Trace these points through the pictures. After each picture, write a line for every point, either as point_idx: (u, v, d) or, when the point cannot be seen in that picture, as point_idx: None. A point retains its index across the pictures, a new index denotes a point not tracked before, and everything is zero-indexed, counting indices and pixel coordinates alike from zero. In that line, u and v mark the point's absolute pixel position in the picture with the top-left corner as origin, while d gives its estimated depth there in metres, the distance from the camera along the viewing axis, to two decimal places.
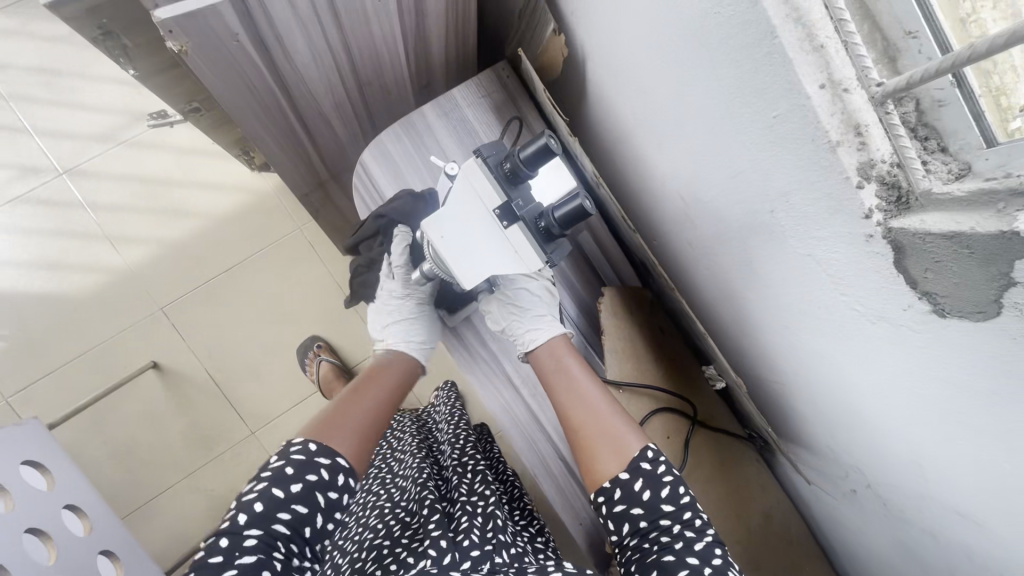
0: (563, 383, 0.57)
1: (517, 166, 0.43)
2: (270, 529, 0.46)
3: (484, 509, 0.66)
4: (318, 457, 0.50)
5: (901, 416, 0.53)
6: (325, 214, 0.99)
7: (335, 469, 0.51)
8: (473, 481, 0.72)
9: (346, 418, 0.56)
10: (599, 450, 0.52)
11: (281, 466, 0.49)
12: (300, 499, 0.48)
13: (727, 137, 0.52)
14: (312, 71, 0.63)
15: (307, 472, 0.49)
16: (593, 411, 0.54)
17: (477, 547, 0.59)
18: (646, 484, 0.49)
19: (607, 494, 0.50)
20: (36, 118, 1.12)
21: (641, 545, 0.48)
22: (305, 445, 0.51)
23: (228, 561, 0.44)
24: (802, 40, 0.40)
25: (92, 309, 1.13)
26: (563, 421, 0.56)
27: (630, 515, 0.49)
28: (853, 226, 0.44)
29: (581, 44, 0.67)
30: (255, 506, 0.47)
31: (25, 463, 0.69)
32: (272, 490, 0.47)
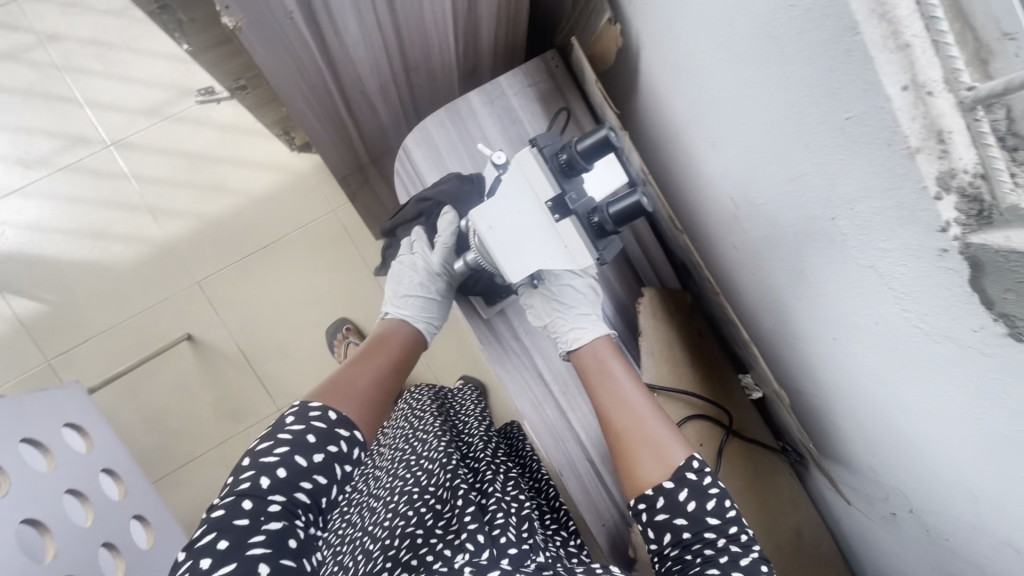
0: (605, 385, 0.56)
1: (573, 159, 0.41)
2: (293, 496, 0.46)
3: (519, 509, 0.65)
4: (336, 428, 0.50)
5: (958, 442, 0.50)
6: (362, 197, 0.99)
7: (353, 441, 0.51)
8: (505, 481, 0.72)
9: (356, 383, 0.55)
10: (642, 455, 0.50)
11: (303, 433, 0.48)
12: (322, 469, 0.48)
13: (790, 138, 0.50)
14: (360, 52, 0.63)
15: (328, 443, 0.49)
16: (636, 416, 0.53)
17: (513, 545, 0.58)
18: (692, 494, 0.48)
19: (650, 501, 0.49)
20: (87, 90, 1.14)
21: (682, 557, 0.47)
22: (324, 412, 0.50)
23: (253, 526, 0.43)
24: (888, 37, 0.37)
25: (132, 279, 1.16)
26: (603, 424, 0.55)
27: (672, 525, 0.48)
28: (926, 238, 0.42)
29: (636, 34, 0.64)
30: (278, 472, 0.46)
31: (66, 426, 0.71)
32: (295, 457, 0.47)
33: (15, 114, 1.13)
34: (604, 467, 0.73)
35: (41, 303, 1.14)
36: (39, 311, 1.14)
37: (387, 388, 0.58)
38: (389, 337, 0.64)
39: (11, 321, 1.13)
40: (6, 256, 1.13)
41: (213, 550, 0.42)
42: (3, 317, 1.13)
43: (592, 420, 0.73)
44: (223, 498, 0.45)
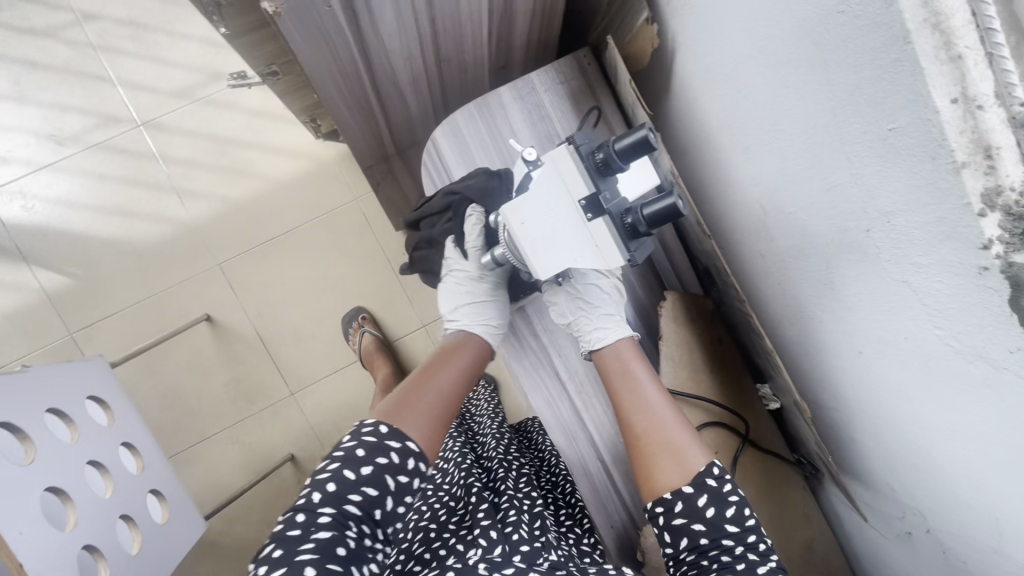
0: (626, 388, 0.56)
1: (610, 158, 0.41)
2: (344, 508, 0.45)
3: (532, 508, 0.67)
4: (388, 440, 0.48)
5: (983, 464, 0.49)
6: (385, 188, 1.00)
7: (406, 453, 0.48)
8: (518, 479, 0.72)
9: (417, 400, 0.53)
10: (660, 459, 0.50)
11: (353, 447, 0.47)
12: (372, 481, 0.46)
13: (828, 147, 0.49)
14: (395, 42, 0.63)
15: (379, 455, 0.47)
16: (658, 420, 0.53)
17: (526, 542, 0.62)
18: (711, 500, 0.48)
19: (667, 505, 0.49)
20: (120, 69, 1.16)
21: (699, 563, 0.47)
22: (376, 427, 0.48)
23: (304, 536, 0.43)
24: (939, 48, 0.36)
25: (156, 258, 1.17)
26: (622, 426, 0.55)
27: (689, 530, 0.48)
28: (965, 255, 0.41)
29: (674, 35, 0.64)
30: (329, 486, 0.45)
31: (90, 398, 0.72)
32: (344, 471, 0.45)
33: (48, 90, 1.15)
34: (614, 468, 0.73)
35: (66, 277, 1.16)
36: (65, 285, 1.16)
37: (446, 407, 0.55)
38: (450, 354, 0.62)
39: (37, 293, 1.15)
40: (34, 229, 1.15)
41: (270, 558, 0.42)
42: (29, 289, 1.15)
43: (605, 420, 0.73)
44: (285, 514, 0.45)
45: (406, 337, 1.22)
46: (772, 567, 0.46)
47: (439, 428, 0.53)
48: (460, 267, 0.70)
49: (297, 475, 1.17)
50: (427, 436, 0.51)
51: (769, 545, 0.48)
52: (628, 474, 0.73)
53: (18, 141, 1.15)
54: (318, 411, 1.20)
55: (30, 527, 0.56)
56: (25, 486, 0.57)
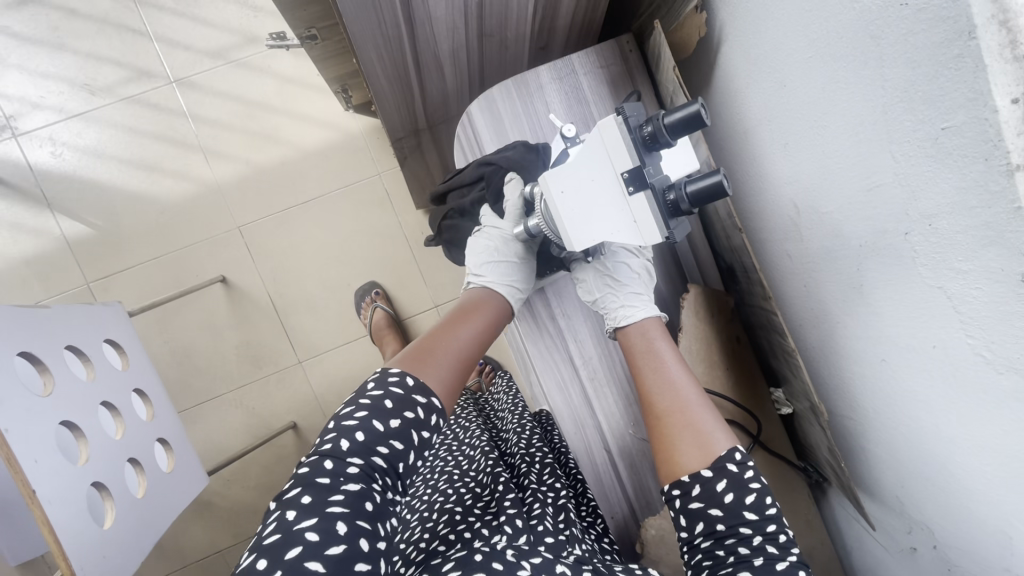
0: (648, 365, 0.57)
1: (658, 132, 0.39)
2: (371, 460, 0.44)
3: (556, 500, 0.66)
4: (414, 394, 0.48)
5: (1003, 481, 0.48)
6: (411, 163, 1.00)
7: (431, 408, 0.48)
8: (541, 469, 0.71)
9: (440, 355, 0.53)
10: (678, 439, 0.51)
11: (381, 398, 0.47)
12: (399, 435, 0.46)
13: (875, 144, 0.48)
14: (441, 10, 0.62)
15: (406, 409, 0.47)
16: (680, 400, 0.53)
17: (551, 534, 0.60)
18: (730, 486, 0.47)
19: (685, 488, 0.49)
20: (157, 24, 1.16)
21: (714, 550, 0.47)
22: (402, 378, 0.48)
23: (333, 486, 0.42)
24: (1006, 45, 0.35)
25: (178, 215, 1.18)
26: (644, 407, 0.56)
27: (705, 514, 0.48)
28: (1009, 261, 0.40)
29: (721, 26, 0.63)
30: (357, 435, 0.44)
31: (106, 341, 0.73)
32: (372, 421, 0.45)
33: (85, 40, 1.15)
34: (619, 458, 0.73)
35: (87, 227, 1.16)
36: (85, 234, 1.16)
37: (464, 365, 0.55)
38: (474, 311, 0.61)
39: (58, 240, 1.16)
40: (60, 176, 1.16)
41: (297, 503, 0.41)
42: (50, 235, 1.16)
43: (615, 411, 0.73)
44: (308, 457, 0.45)
45: (417, 315, 1.22)
46: (792, 561, 0.45)
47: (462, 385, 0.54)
48: (490, 227, 0.70)
49: (298, 442, 1.18)
50: (449, 394, 0.51)
51: (791, 539, 0.47)
52: (633, 465, 0.72)
53: (50, 88, 1.16)
54: (323, 381, 1.20)
55: (45, 455, 0.56)
56: (41, 416, 0.57)
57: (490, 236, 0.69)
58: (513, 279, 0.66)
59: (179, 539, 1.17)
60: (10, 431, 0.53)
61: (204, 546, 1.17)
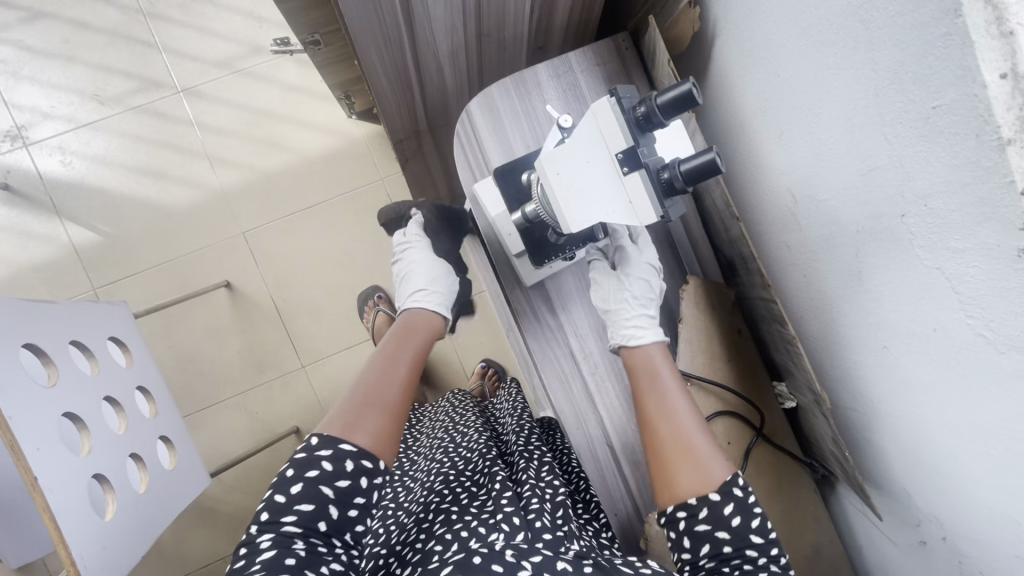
0: (652, 388, 0.59)
1: (652, 112, 0.40)
2: (282, 531, 0.48)
3: (554, 497, 0.65)
4: (318, 451, 0.51)
5: (1008, 463, 0.48)
6: (413, 166, 1.01)
7: (340, 456, 0.51)
8: (538, 469, 0.70)
9: (361, 401, 0.57)
10: (676, 462, 0.53)
11: (283, 471, 0.51)
12: (305, 498, 0.49)
13: (869, 129, 0.49)
14: (440, 9, 0.64)
15: (308, 469, 0.50)
16: (682, 426, 0.55)
17: (549, 531, 0.59)
18: (737, 509, 0.50)
19: (692, 511, 0.50)
20: (166, 37, 1.19)
21: (719, 569, 0.49)
22: (308, 440, 0.52)
23: (250, 561, 0.46)
24: (993, 22, 0.36)
25: (183, 221, 1.20)
26: (646, 430, 0.57)
27: (712, 536, 0.50)
28: (1005, 236, 0.40)
29: (714, 21, 0.64)
30: (263, 515, 0.49)
31: (110, 339, 0.74)
32: (275, 495, 0.49)
33: (95, 52, 1.18)
34: (621, 452, 0.72)
35: (94, 234, 1.18)
36: (93, 240, 1.18)
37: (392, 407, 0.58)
38: (400, 350, 0.66)
39: (66, 247, 1.18)
40: (69, 185, 1.18)
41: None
42: (59, 242, 1.18)
43: (618, 407, 0.73)
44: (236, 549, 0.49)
45: None
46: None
47: (389, 422, 0.57)
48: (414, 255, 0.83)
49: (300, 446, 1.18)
50: (372, 435, 0.54)
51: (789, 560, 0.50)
52: (636, 462, 0.72)
53: (61, 98, 1.18)
54: (326, 386, 1.20)
55: (48, 444, 0.56)
56: (45, 407, 0.58)
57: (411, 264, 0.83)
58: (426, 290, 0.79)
59: (180, 545, 1.16)
60: (15, 420, 0.54)
61: (205, 552, 1.16)
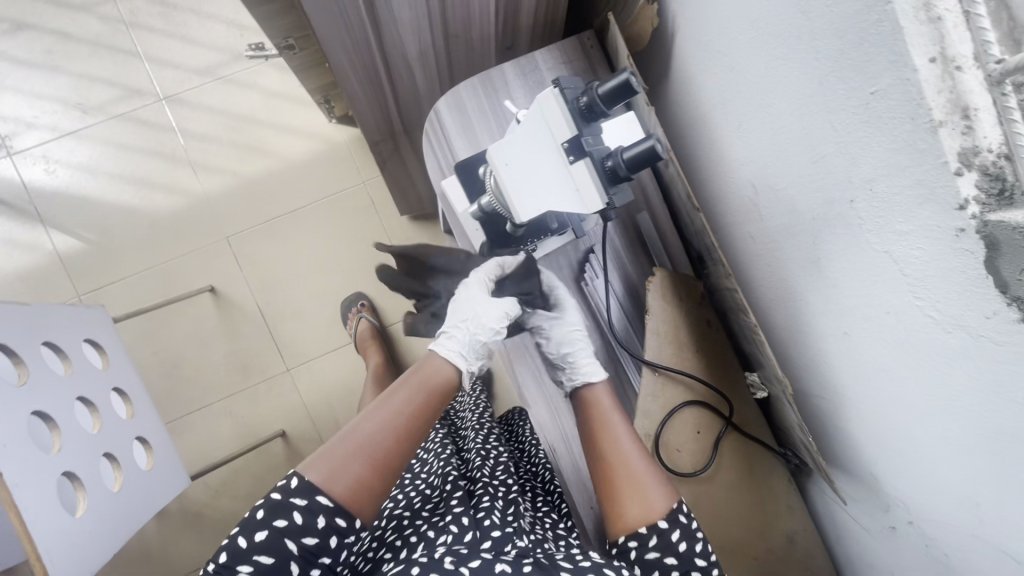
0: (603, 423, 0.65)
1: (593, 101, 0.42)
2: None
3: (506, 494, 0.66)
4: (291, 498, 0.52)
5: (964, 443, 0.48)
6: (391, 167, 1.02)
7: (312, 510, 0.52)
8: (493, 466, 0.72)
9: (348, 448, 0.56)
10: (623, 495, 0.59)
11: (253, 513, 0.52)
12: (267, 550, 0.50)
13: (817, 117, 0.50)
14: (404, 11, 0.65)
15: (275, 519, 0.51)
16: (630, 460, 0.60)
17: (497, 528, 0.60)
18: (683, 535, 0.56)
19: (642, 539, 0.56)
20: (148, 46, 1.21)
21: None
22: (286, 484, 0.53)
23: None
24: (919, 8, 0.37)
25: (167, 227, 1.21)
26: (599, 461, 0.62)
27: (661, 562, 0.55)
28: (943, 216, 0.41)
29: (673, 16, 0.66)
30: (222, 556, 0.50)
31: (86, 341, 0.74)
32: (238, 538, 0.51)
33: (78, 62, 1.20)
34: None
35: (78, 241, 1.19)
36: (77, 247, 1.19)
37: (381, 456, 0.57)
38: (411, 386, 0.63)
39: (50, 255, 1.19)
40: (53, 193, 1.19)
41: None
42: (43, 250, 1.19)
43: None
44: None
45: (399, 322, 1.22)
46: None
47: (373, 474, 0.55)
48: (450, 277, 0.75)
49: (287, 450, 1.18)
50: (350, 486, 0.54)
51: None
52: None
53: (45, 108, 1.20)
54: (312, 389, 1.21)
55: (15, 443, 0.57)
56: (14, 408, 0.58)
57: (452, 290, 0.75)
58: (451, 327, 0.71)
59: (166, 550, 1.16)
60: None
61: (191, 557, 1.16)
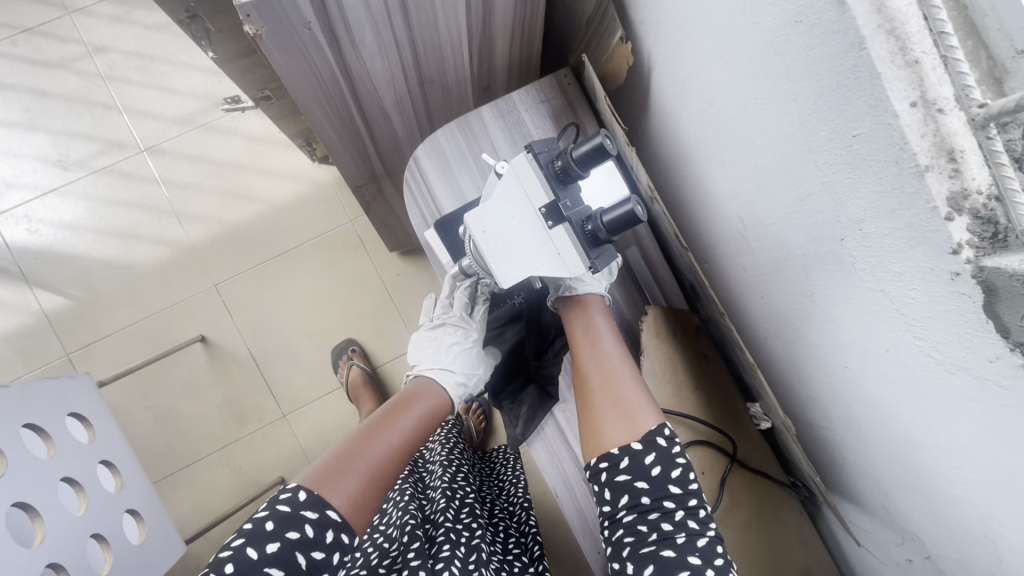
0: (590, 345, 0.66)
1: (568, 165, 0.44)
2: None
3: (469, 540, 0.69)
4: (304, 510, 0.48)
5: (975, 483, 0.46)
6: (376, 207, 1.01)
7: (324, 524, 0.49)
8: (459, 510, 0.74)
9: (352, 464, 0.54)
10: (604, 415, 0.60)
11: (263, 519, 0.47)
12: (278, 561, 0.46)
13: (799, 156, 0.49)
14: (377, 63, 0.64)
15: (289, 529, 0.47)
16: (614, 378, 0.62)
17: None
18: (658, 460, 0.56)
19: (614, 461, 0.57)
20: (127, 98, 1.20)
21: (636, 525, 0.54)
22: (294, 494, 0.49)
23: None
24: (895, 53, 0.36)
25: (153, 278, 1.19)
26: (583, 379, 0.64)
27: (631, 486, 0.55)
28: (937, 260, 0.40)
29: (649, 53, 0.65)
30: (227, 567, 0.44)
31: (70, 415, 0.73)
32: (247, 549, 0.46)
33: (58, 118, 1.20)
34: None
35: (64, 298, 1.18)
36: (63, 305, 1.17)
37: (382, 476, 0.56)
38: (407, 402, 0.65)
39: (37, 314, 1.17)
40: (37, 252, 1.18)
41: None
42: (28, 310, 1.17)
43: None
44: None
45: (389, 364, 1.21)
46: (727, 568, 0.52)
47: (372, 495, 0.54)
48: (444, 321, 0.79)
49: None
50: (352, 506, 0.52)
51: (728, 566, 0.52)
52: None
53: (26, 166, 1.19)
54: (309, 433, 1.18)
55: None
56: None
57: (451, 331, 0.77)
58: (453, 367, 0.73)
59: None
60: None
61: None
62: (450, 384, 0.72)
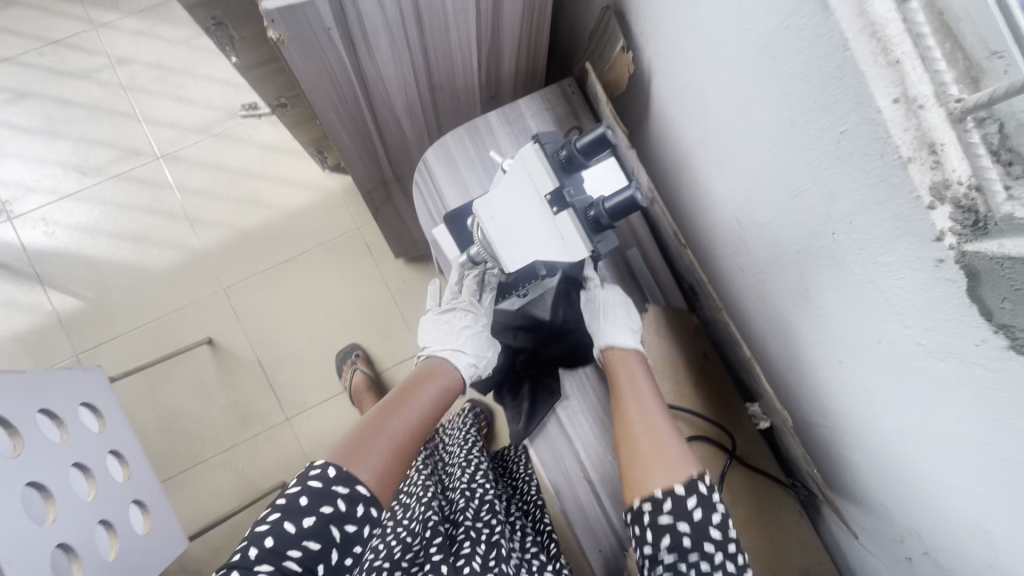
0: (630, 391, 0.66)
1: (573, 154, 0.47)
2: (282, 564, 0.46)
3: (489, 537, 0.70)
4: (335, 485, 0.50)
5: (967, 471, 0.47)
6: (384, 213, 1.04)
7: (354, 498, 0.51)
8: (479, 507, 0.75)
9: (375, 440, 0.56)
10: (642, 460, 0.59)
11: (297, 495, 0.49)
12: (313, 535, 0.48)
13: (791, 154, 0.51)
14: (391, 69, 0.67)
15: (323, 504, 0.49)
16: (652, 424, 0.62)
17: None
18: (700, 504, 0.55)
19: (657, 503, 0.55)
20: (145, 107, 1.25)
21: (676, 566, 0.54)
22: (323, 470, 0.51)
23: None
24: (877, 52, 0.39)
25: (164, 281, 1.22)
26: (621, 424, 0.64)
27: (674, 529, 0.54)
28: (922, 247, 0.42)
29: (648, 61, 0.69)
30: (266, 541, 0.47)
31: (83, 406, 0.75)
32: (284, 523, 0.47)
33: (78, 126, 1.24)
34: (600, 489, 0.72)
35: (76, 299, 1.20)
36: (75, 306, 1.20)
37: (404, 452, 0.58)
38: (421, 380, 0.68)
39: (48, 315, 1.19)
40: (52, 254, 1.21)
41: None
42: (41, 311, 1.19)
43: (592, 439, 0.74)
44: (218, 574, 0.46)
45: (393, 368, 1.22)
46: None
47: (397, 468, 0.56)
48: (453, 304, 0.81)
49: None
50: (379, 478, 0.54)
51: None
52: (615, 493, 0.72)
53: (45, 171, 1.23)
54: (311, 437, 1.19)
55: None
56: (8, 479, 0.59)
57: (461, 313, 0.80)
58: (463, 348, 0.75)
59: None
60: None
61: None
62: (462, 364, 0.73)
